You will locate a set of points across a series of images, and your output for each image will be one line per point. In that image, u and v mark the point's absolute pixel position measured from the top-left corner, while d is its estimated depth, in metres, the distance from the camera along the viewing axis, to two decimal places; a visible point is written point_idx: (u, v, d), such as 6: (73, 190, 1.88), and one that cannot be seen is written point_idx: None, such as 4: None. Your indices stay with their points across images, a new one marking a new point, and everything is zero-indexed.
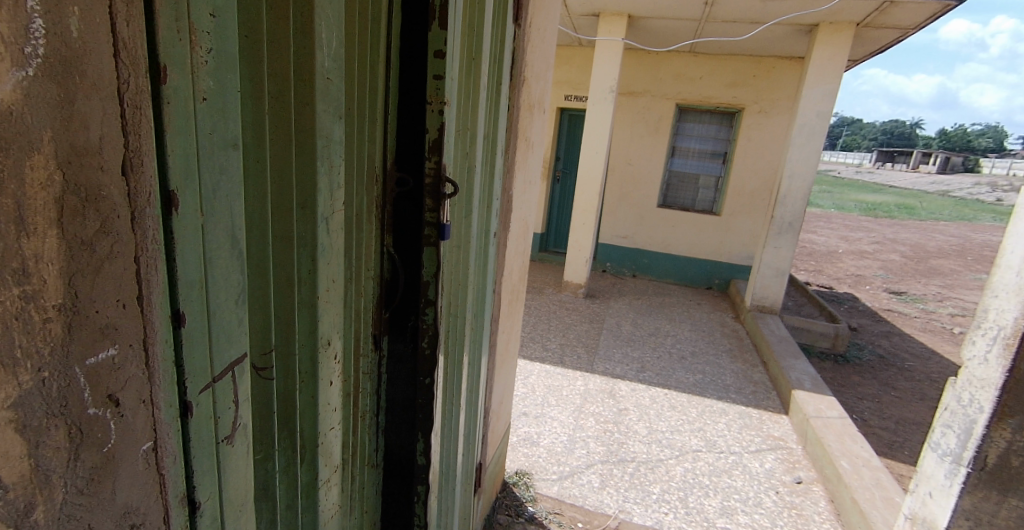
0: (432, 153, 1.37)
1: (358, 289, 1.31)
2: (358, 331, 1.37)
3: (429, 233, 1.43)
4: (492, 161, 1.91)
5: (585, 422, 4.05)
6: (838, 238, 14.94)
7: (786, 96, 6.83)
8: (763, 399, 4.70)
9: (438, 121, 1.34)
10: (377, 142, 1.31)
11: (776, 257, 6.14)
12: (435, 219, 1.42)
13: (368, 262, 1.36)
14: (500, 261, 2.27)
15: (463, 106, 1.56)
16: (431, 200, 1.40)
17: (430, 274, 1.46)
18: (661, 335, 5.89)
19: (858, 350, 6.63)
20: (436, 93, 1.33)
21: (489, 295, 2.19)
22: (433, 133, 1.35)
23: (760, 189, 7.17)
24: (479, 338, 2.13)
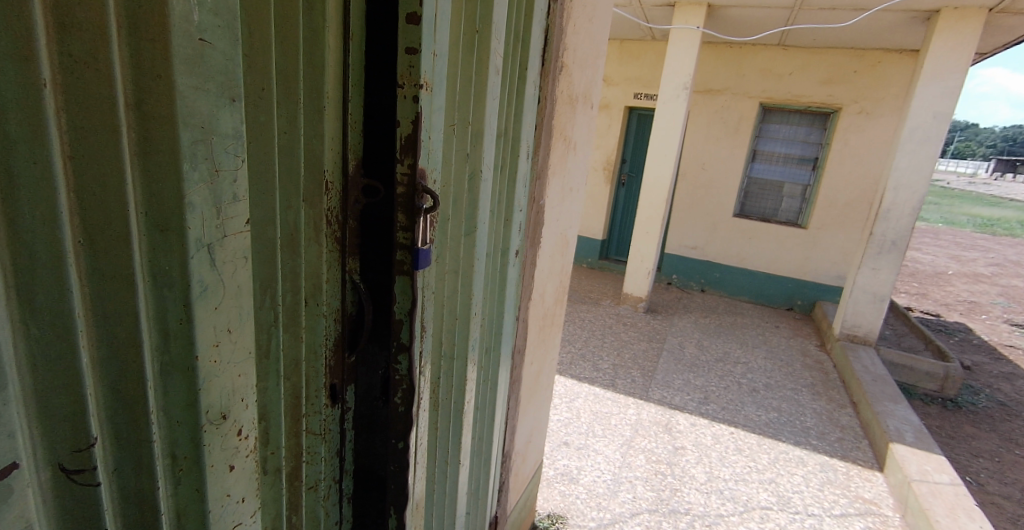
0: (404, 153, 1.03)
1: (296, 331, 0.98)
2: (303, 386, 1.04)
3: (402, 259, 1.09)
4: (512, 163, 1.54)
5: (634, 460, 3.58)
6: (947, 257, 13.28)
7: (894, 94, 5.95)
8: (851, 449, 4.02)
9: (413, 111, 1.01)
10: (330, 138, 0.98)
11: (874, 279, 5.33)
12: (408, 240, 1.07)
13: (318, 295, 1.03)
14: (525, 284, 1.89)
15: (461, 93, 1.21)
16: (404, 215, 1.06)
17: (403, 313, 1.13)
18: (730, 361, 5.27)
19: (972, 395, 5.67)
20: (408, 73, 0.99)
21: (508, 325, 1.82)
22: (407, 127, 1.01)
23: (856, 200, 6.31)
24: (493, 376, 1.78)
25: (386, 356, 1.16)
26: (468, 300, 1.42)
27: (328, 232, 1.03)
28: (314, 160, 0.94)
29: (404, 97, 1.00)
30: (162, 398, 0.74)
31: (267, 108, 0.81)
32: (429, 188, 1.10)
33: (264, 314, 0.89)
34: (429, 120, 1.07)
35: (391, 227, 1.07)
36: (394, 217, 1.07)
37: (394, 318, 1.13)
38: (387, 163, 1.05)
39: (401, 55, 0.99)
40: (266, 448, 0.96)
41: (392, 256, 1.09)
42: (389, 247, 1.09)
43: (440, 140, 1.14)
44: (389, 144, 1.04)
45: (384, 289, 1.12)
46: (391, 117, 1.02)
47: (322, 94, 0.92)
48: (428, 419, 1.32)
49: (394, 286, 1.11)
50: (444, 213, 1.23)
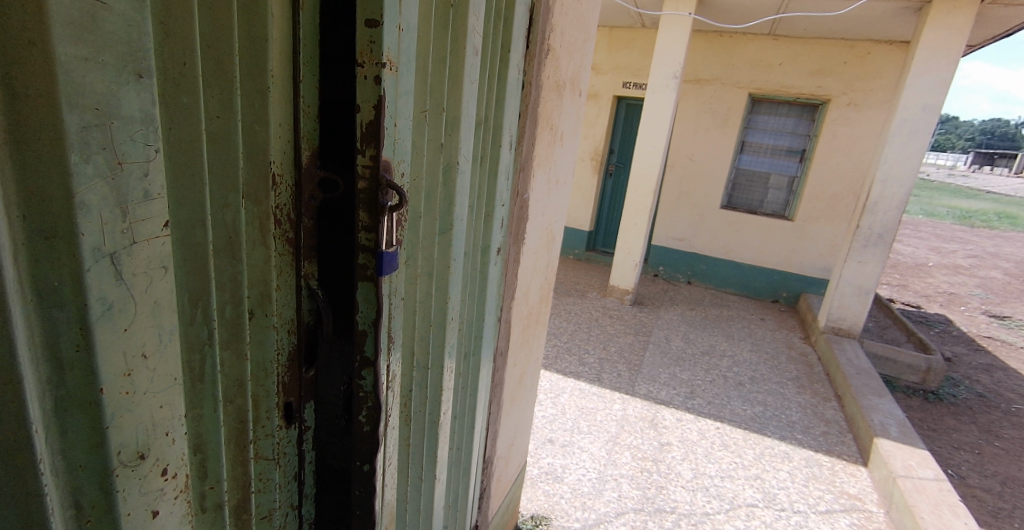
0: (365, 143, 0.91)
1: (238, 348, 0.85)
2: (249, 409, 0.91)
3: (364, 263, 0.97)
4: (494, 153, 1.42)
5: (619, 457, 3.51)
6: (927, 249, 13.43)
7: (883, 86, 5.90)
8: (836, 444, 3.99)
9: (376, 95, 0.89)
10: (277, 124, 0.84)
11: (860, 273, 5.29)
12: (372, 242, 0.96)
13: (266, 305, 0.90)
14: (506, 283, 1.77)
15: (433, 77, 1.09)
16: (366, 214, 0.94)
17: (367, 323, 1.01)
18: (716, 354, 5.23)
19: (953, 387, 5.71)
20: (367, 50, 0.86)
21: (487, 328, 1.69)
22: (368, 114, 0.89)
23: (844, 192, 6.28)
24: (472, 383, 1.66)
25: (348, 370, 1.04)
26: (443, 304, 1.29)
27: (278, 232, 0.89)
28: (256, 151, 0.80)
29: (362, 78, 0.87)
30: (58, 440, 0.60)
31: (191, 87, 0.67)
32: (395, 184, 0.97)
33: (195, 331, 0.75)
34: (394, 105, 0.94)
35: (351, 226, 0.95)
36: (354, 215, 0.94)
37: (355, 328, 1.01)
38: (345, 154, 0.92)
39: (359, 29, 0.86)
40: (204, 484, 0.83)
41: (353, 258, 0.96)
42: (350, 249, 0.96)
43: (408, 128, 1.01)
44: (348, 133, 0.91)
45: (344, 297, 1.00)
46: (350, 100, 0.89)
47: (267, 72, 0.79)
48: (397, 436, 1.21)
49: (356, 294, 0.99)
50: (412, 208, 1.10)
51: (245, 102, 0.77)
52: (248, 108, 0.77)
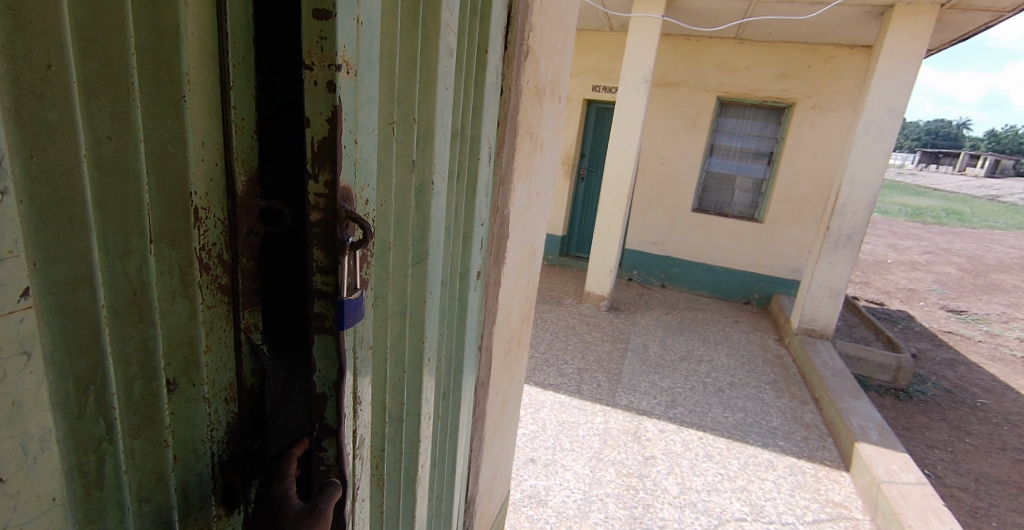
0: (318, 166, 0.72)
1: (154, 433, 0.66)
2: (173, 506, 0.72)
3: (321, 313, 0.78)
4: (472, 165, 1.25)
5: (604, 475, 3.37)
6: (885, 246, 13.86)
7: (846, 89, 5.97)
8: (817, 449, 3.94)
9: (330, 104, 0.70)
10: (200, 143, 0.66)
11: (831, 274, 5.31)
12: (330, 287, 0.77)
13: (191, 373, 0.71)
14: (486, 309, 1.59)
15: (401, 82, 0.91)
16: (323, 252, 0.75)
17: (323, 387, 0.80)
18: (694, 360, 5.16)
19: (921, 384, 5.79)
20: (315, 45, 0.68)
21: (467, 360, 1.51)
22: (320, 128, 0.70)
23: (811, 194, 6.34)
24: (452, 422, 1.48)
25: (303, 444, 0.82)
26: (419, 345, 1.12)
27: (205, 281, 0.70)
28: (169, 181, 0.62)
29: (311, 84, 0.69)
30: None
31: (62, 102, 0.50)
32: (357, 215, 0.79)
33: (86, 425, 0.58)
34: (354, 117, 0.75)
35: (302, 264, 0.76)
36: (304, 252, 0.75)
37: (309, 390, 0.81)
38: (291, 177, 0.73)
39: (306, 19, 0.67)
40: None
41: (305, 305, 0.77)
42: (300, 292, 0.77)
43: (372, 143, 0.83)
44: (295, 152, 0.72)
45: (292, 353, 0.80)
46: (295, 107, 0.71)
47: (183, 74, 0.60)
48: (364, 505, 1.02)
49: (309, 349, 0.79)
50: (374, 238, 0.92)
51: (149, 114, 0.59)
52: (152, 123, 0.59)
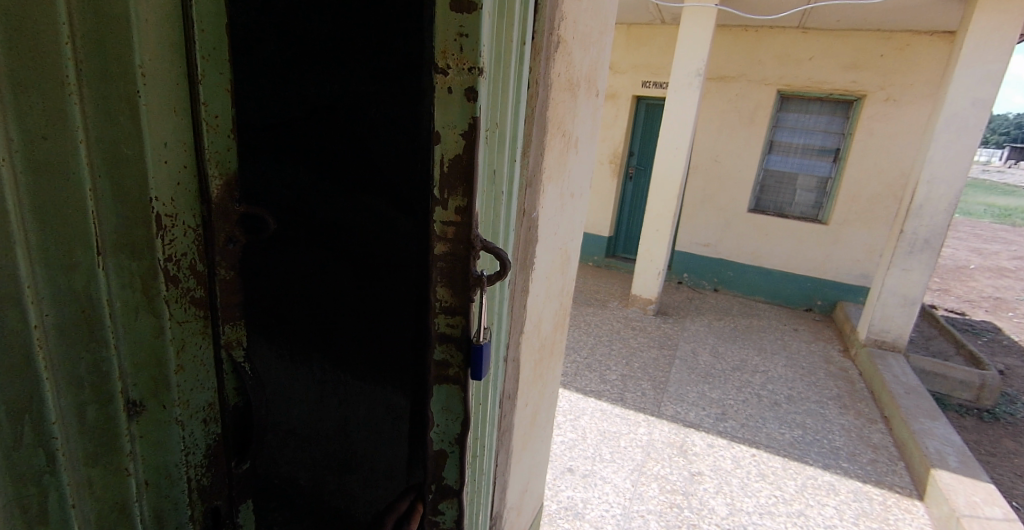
0: (449, 195, 0.82)
1: (117, 412, 0.81)
2: (145, 478, 0.86)
3: (452, 350, 0.90)
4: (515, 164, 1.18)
5: (646, 491, 3.20)
6: (968, 250, 12.73)
7: (924, 79, 5.50)
8: (886, 473, 3.61)
9: (468, 116, 0.78)
10: (167, 162, 0.78)
11: (905, 281, 4.88)
12: (457, 326, 0.88)
13: (163, 367, 0.84)
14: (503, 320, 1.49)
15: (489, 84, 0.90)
16: (453, 288, 0.86)
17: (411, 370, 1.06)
18: (748, 370, 4.87)
19: (1010, 404, 5.24)
20: (452, 51, 0.77)
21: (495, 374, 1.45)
22: (453, 141, 0.80)
23: (882, 194, 5.88)
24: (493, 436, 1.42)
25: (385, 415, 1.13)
26: None
27: (176, 290, 0.83)
28: (129, 197, 0.76)
29: (445, 90, 0.78)
30: None
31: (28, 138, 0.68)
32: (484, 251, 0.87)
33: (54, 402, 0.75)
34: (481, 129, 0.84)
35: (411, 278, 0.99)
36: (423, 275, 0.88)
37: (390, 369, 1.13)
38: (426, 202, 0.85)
39: (449, 15, 0.76)
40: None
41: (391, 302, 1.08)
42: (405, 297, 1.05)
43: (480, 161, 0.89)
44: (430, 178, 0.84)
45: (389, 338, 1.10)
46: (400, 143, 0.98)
47: (137, 104, 0.74)
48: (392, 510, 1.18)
49: (435, 392, 0.94)
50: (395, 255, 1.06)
51: (111, 141, 0.74)
52: (110, 151, 0.74)
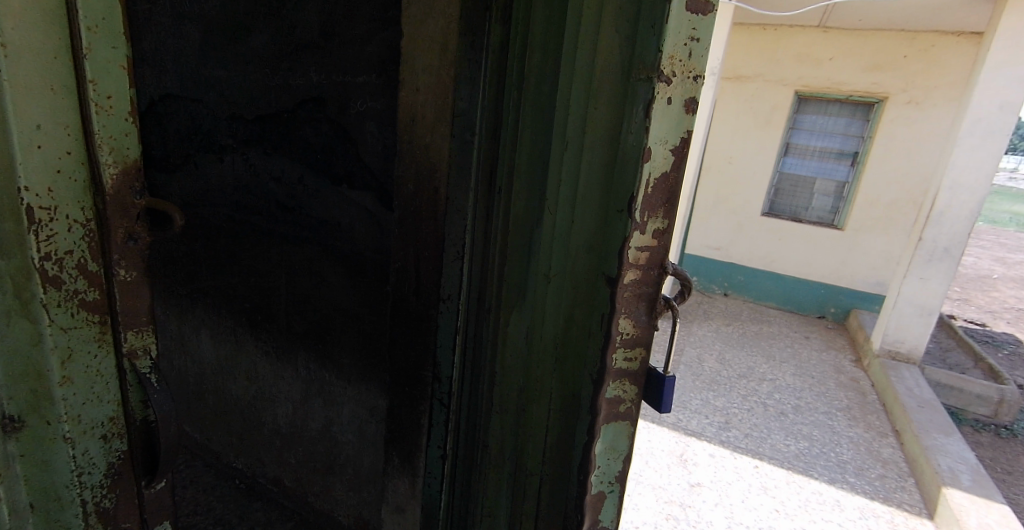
0: (649, 218, 1.03)
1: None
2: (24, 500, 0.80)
3: (638, 369, 1.13)
4: (537, 154, 1.15)
5: (640, 501, 3.10)
6: (990, 260, 12.38)
7: (949, 82, 5.30)
8: (895, 490, 3.46)
9: (681, 132, 1.00)
10: (43, 144, 0.73)
11: (922, 290, 4.70)
12: (636, 353, 1.12)
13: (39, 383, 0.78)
14: (471, 328, 1.37)
15: (637, 124, 0.99)
16: (647, 312, 1.10)
17: (580, 359, 1.16)
18: (755, 378, 4.75)
19: None
20: (680, 61, 0.96)
21: (514, 392, 1.29)
22: (658, 162, 1.00)
23: (901, 199, 5.70)
24: (524, 460, 1.30)
25: (546, 374, 1.22)
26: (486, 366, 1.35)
27: (55, 295, 0.78)
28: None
29: (665, 102, 0.97)
30: None
31: None
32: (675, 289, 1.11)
33: None
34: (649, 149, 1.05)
35: (592, 279, 1.11)
36: (608, 309, 1.08)
37: (552, 330, 1.19)
38: (622, 230, 1.03)
39: (680, 41, 0.94)
40: None
41: (563, 263, 1.14)
42: (581, 260, 1.12)
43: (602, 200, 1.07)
44: (623, 214, 1.03)
45: (562, 299, 1.16)
46: (585, 114, 1.05)
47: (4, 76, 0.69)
48: (551, 476, 1.26)
49: (604, 432, 1.16)
50: (532, 225, 1.19)
51: None
52: None
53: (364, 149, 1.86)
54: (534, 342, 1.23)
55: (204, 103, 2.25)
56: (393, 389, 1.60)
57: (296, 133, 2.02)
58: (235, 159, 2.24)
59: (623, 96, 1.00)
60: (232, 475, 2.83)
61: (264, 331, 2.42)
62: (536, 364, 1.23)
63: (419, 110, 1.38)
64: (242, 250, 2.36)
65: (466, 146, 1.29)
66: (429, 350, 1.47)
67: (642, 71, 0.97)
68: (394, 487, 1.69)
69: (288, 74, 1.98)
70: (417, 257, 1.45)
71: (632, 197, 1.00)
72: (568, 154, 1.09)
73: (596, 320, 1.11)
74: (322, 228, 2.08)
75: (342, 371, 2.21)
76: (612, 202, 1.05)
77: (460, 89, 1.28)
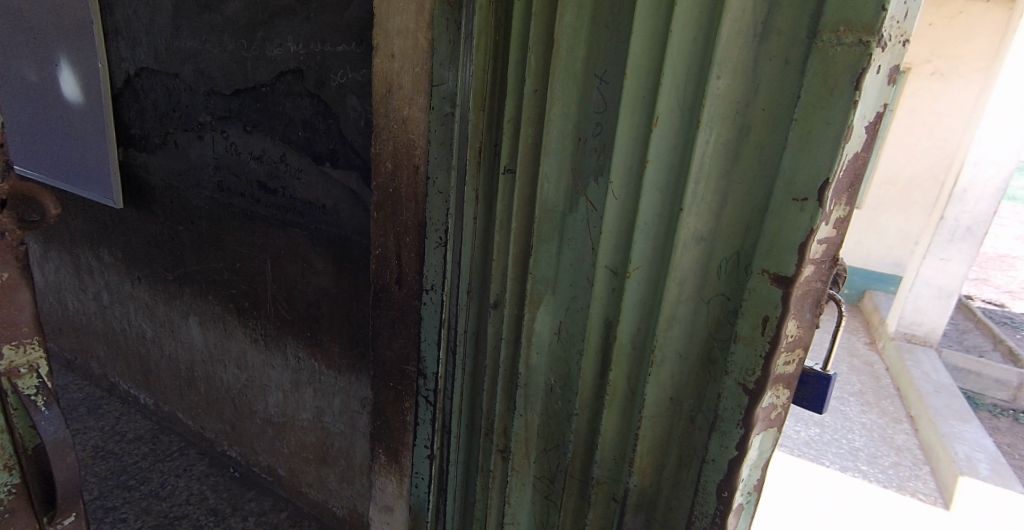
0: (836, 203, 0.82)
1: None
2: None
3: (797, 378, 0.94)
4: (565, 131, 1.02)
5: None
6: (1010, 239, 12.02)
7: (976, 51, 5.04)
8: (908, 479, 3.34)
9: (878, 104, 0.79)
10: None
11: (941, 272, 4.54)
12: (799, 360, 0.92)
13: None
14: (455, 319, 1.25)
15: (816, 93, 0.78)
16: (818, 310, 0.89)
17: (715, 367, 0.94)
18: None
19: None
20: (896, 23, 0.75)
21: (532, 395, 1.18)
22: (855, 142, 0.78)
23: (921, 177, 5.49)
24: (544, 463, 1.21)
25: (636, 381, 1.03)
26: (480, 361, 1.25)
27: None
28: None
29: (874, 71, 0.75)
30: None
31: None
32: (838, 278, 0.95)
33: None
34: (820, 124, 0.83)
35: (734, 275, 0.90)
36: (776, 312, 0.85)
37: (648, 332, 0.99)
38: (806, 221, 0.80)
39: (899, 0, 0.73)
40: None
41: (672, 258, 0.93)
42: (700, 251, 0.92)
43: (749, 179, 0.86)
44: (800, 198, 0.81)
45: (667, 296, 0.95)
46: (702, 83, 0.86)
47: None
48: (646, 492, 1.06)
49: (757, 441, 0.95)
50: (560, 215, 1.06)
51: None
52: None
53: (344, 123, 1.73)
54: (612, 347, 1.04)
55: (180, 77, 2.12)
56: (376, 384, 1.49)
57: (276, 109, 1.89)
58: (214, 137, 2.11)
59: (780, 62, 0.81)
60: (226, 464, 2.76)
61: (252, 318, 2.32)
62: (566, 370, 1.12)
63: (394, 79, 1.24)
64: (227, 235, 2.25)
65: (447, 120, 1.16)
66: (413, 342, 1.35)
67: (845, 33, 0.75)
68: (380, 486, 1.58)
69: (264, 44, 1.84)
70: (398, 242, 1.32)
71: (828, 180, 0.78)
72: (682, 132, 0.90)
73: (743, 323, 0.88)
74: (306, 210, 1.95)
75: (332, 360, 2.11)
76: (764, 185, 0.85)
77: (439, 54, 1.15)
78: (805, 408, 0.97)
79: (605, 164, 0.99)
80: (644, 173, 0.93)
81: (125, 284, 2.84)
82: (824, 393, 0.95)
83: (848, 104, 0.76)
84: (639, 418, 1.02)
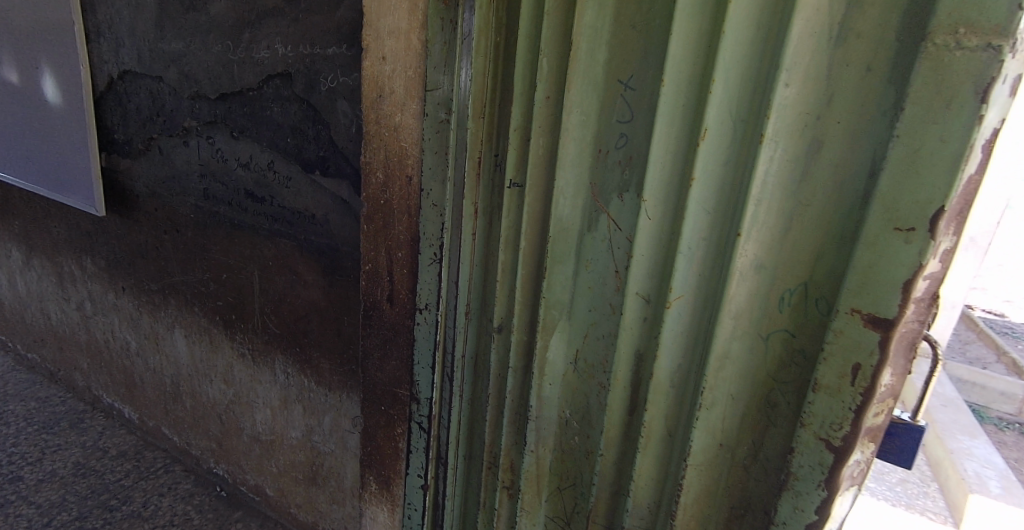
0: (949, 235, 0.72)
1: None
2: None
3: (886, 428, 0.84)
4: (584, 143, 0.94)
5: None
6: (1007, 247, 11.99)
7: None
8: (917, 496, 3.25)
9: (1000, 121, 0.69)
10: None
11: None
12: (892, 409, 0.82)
13: None
14: (447, 341, 1.17)
15: (922, 108, 0.68)
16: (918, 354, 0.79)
17: (791, 413, 0.84)
18: None
19: None
20: None
21: (544, 429, 1.09)
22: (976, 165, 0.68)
23: None
24: (557, 503, 1.12)
25: (674, 421, 0.94)
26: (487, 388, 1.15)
27: None
28: None
29: (1003, 83, 0.65)
30: None
31: None
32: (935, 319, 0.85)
33: None
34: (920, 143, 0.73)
35: (806, 309, 0.81)
36: (871, 358, 0.75)
37: (695, 369, 0.90)
38: (911, 255, 0.71)
39: None
40: None
41: (724, 289, 0.83)
42: (758, 282, 0.83)
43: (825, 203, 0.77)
44: (901, 229, 0.71)
45: (721, 332, 0.85)
46: (765, 93, 0.77)
47: None
48: None
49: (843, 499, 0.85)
50: (578, 233, 0.98)
51: None
52: None
53: (334, 129, 1.65)
54: (645, 382, 0.95)
55: (164, 81, 2.03)
56: (367, 408, 1.39)
57: (264, 114, 1.80)
58: (200, 142, 2.02)
59: (864, 71, 0.72)
60: (212, 482, 2.65)
61: (239, 331, 2.22)
62: (582, 401, 1.04)
63: (385, 84, 1.15)
64: (213, 245, 2.15)
65: (442, 128, 1.08)
66: (406, 365, 1.26)
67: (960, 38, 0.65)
68: (371, 517, 1.48)
69: (251, 47, 1.76)
70: (389, 257, 1.24)
71: (944, 207, 0.68)
72: (741, 149, 0.80)
73: (825, 371, 0.79)
74: (296, 220, 1.86)
75: (322, 377, 2.02)
76: (849, 212, 0.76)
77: (433, 58, 1.07)
78: (889, 462, 0.88)
79: (631, 180, 0.91)
80: (688, 193, 0.84)
81: (108, 294, 2.74)
82: (907, 450, 0.86)
83: (971, 121, 0.66)
84: (683, 466, 0.93)
